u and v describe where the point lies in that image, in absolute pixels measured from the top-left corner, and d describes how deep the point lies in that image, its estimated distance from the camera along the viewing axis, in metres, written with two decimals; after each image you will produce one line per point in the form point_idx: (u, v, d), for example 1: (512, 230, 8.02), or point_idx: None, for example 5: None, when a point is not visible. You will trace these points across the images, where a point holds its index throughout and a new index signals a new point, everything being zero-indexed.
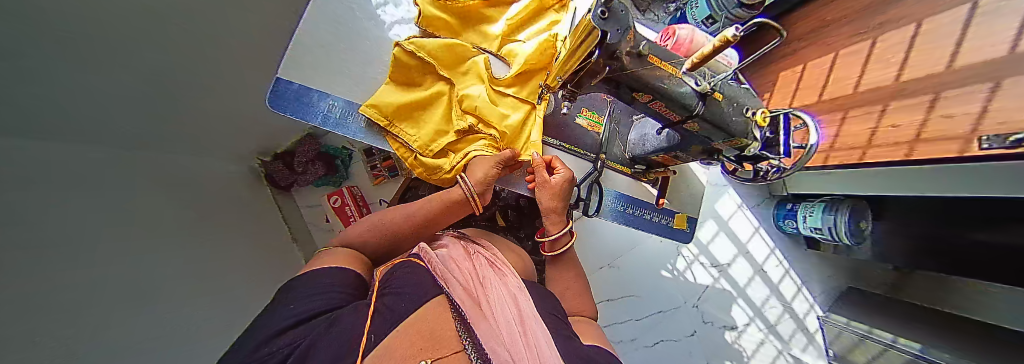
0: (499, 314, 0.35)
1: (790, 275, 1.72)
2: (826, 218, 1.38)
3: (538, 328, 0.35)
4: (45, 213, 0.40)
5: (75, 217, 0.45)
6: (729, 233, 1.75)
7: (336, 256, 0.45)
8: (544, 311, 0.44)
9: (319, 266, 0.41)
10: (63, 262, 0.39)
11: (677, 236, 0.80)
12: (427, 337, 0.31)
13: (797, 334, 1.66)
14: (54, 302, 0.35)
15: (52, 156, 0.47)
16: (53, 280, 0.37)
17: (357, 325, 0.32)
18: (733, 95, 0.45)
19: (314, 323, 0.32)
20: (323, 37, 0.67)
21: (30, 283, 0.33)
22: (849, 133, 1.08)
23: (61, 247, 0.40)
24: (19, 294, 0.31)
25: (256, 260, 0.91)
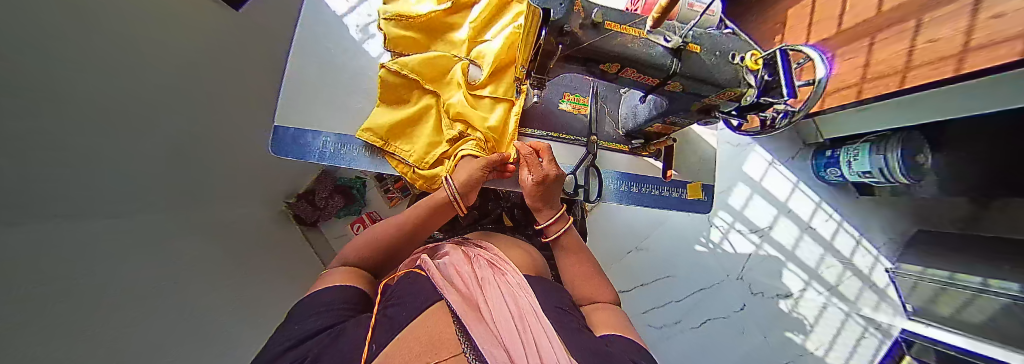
0: (497, 314, 0.34)
1: (844, 227, 1.56)
2: (875, 159, 1.24)
3: (540, 323, 0.34)
4: (88, 244, 0.46)
5: (125, 259, 0.50)
6: (764, 194, 1.61)
7: (336, 274, 0.42)
8: (549, 305, 0.43)
9: (321, 286, 0.39)
10: (96, 287, 0.43)
11: (695, 208, 0.74)
12: (425, 341, 0.29)
13: (865, 292, 1.47)
14: (81, 315, 0.39)
15: (119, 214, 0.54)
16: (88, 307, 0.40)
17: (359, 337, 0.31)
18: (714, 43, 0.41)
19: (318, 339, 0.30)
20: (311, 74, 0.72)
21: (60, 307, 0.36)
22: (880, 60, 0.98)
23: (97, 274, 0.44)
24: (55, 324, 0.34)
25: (288, 283, 0.96)
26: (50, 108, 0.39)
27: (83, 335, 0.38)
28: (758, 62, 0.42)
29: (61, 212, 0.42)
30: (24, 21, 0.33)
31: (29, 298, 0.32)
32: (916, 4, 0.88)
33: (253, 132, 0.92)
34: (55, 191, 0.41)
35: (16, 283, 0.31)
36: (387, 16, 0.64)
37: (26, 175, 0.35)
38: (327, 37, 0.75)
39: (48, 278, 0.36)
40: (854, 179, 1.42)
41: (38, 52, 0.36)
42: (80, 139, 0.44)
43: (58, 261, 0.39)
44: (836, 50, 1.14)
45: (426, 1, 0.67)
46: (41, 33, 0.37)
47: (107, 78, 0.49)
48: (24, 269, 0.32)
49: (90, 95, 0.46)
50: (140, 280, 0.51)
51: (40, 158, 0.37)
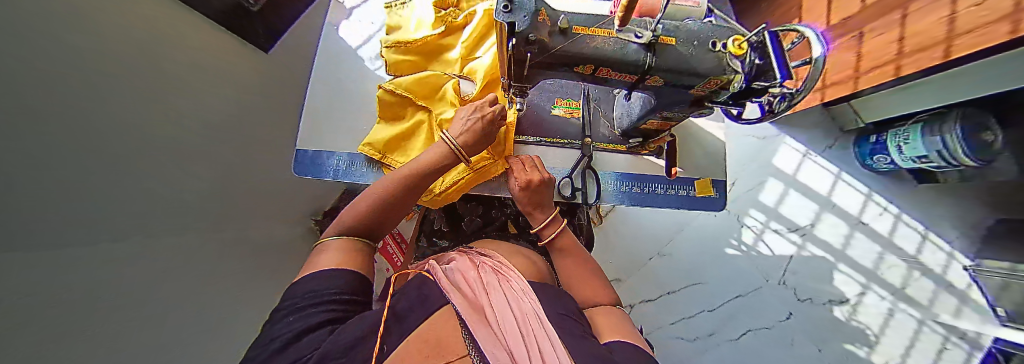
0: (501, 317, 0.35)
1: (903, 220, 1.40)
2: (930, 141, 1.11)
3: (541, 327, 0.34)
4: (111, 267, 0.51)
5: (139, 282, 0.54)
6: (801, 188, 1.47)
7: (328, 251, 0.42)
8: (552, 311, 0.41)
9: (322, 267, 0.39)
10: (103, 310, 0.47)
11: (705, 205, 0.70)
12: (431, 346, 0.31)
13: (940, 295, 1.30)
14: (82, 334, 0.42)
15: (150, 236, 0.61)
16: (86, 330, 0.43)
17: (366, 339, 0.32)
18: (689, 33, 0.41)
19: (319, 333, 0.30)
20: (324, 101, 0.80)
21: (61, 330, 0.39)
22: (916, 32, 0.90)
23: (106, 297, 0.48)
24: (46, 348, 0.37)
25: None
26: (65, 150, 0.44)
27: (80, 355, 0.41)
28: (742, 46, 0.40)
29: (74, 240, 0.47)
30: (33, 79, 0.39)
31: (25, 322, 0.35)
32: None
33: (271, 157, 1.01)
34: (70, 220, 0.46)
35: (12, 309, 0.34)
36: (388, 44, 0.70)
37: (33, 210, 0.40)
38: (338, 68, 0.83)
39: (53, 301, 0.40)
40: (907, 164, 1.27)
41: (53, 103, 0.42)
42: (101, 174, 0.51)
43: (66, 284, 0.43)
44: (863, 27, 1.06)
45: (422, 26, 0.72)
46: (56, 88, 0.43)
47: (129, 121, 0.56)
48: (24, 296, 0.36)
49: (111, 136, 0.53)
50: (155, 299, 0.56)
51: (50, 195, 0.42)
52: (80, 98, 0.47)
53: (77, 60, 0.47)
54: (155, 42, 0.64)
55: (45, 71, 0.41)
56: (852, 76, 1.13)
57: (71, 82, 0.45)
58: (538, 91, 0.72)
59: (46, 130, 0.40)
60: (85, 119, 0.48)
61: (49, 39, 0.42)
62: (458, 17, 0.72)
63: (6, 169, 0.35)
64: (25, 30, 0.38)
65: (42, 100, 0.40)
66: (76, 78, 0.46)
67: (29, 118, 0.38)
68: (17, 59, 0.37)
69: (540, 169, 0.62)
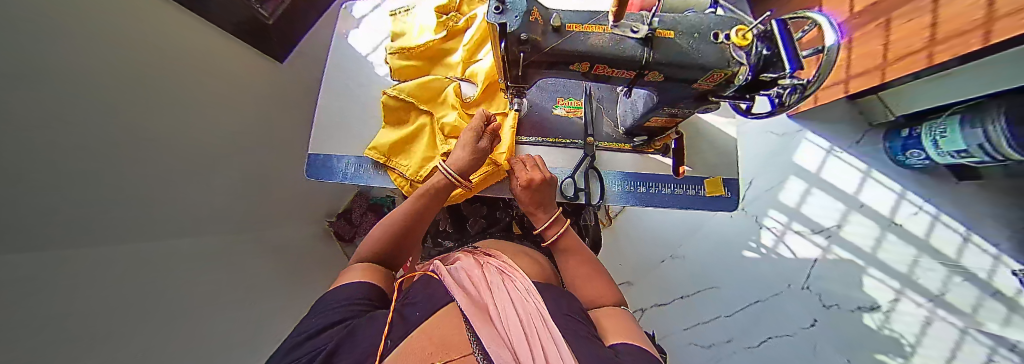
0: (505, 314, 0.35)
1: (941, 220, 1.30)
2: (970, 135, 1.03)
3: (547, 330, 0.33)
4: (142, 257, 0.55)
5: (165, 272, 0.58)
6: (826, 187, 1.38)
7: (353, 271, 0.46)
8: (556, 311, 0.41)
9: (347, 280, 0.43)
10: (139, 294, 0.50)
11: (716, 205, 0.67)
12: (437, 343, 0.32)
13: (987, 302, 1.18)
14: (130, 319, 0.47)
15: (169, 232, 0.64)
16: (122, 310, 0.47)
17: (370, 336, 0.33)
18: (691, 24, 0.40)
19: (331, 333, 0.33)
20: (333, 106, 0.82)
21: (90, 314, 0.42)
22: (950, 16, 0.84)
23: (141, 283, 0.52)
24: (79, 331, 0.39)
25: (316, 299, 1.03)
26: (109, 157, 0.49)
27: (127, 337, 0.45)
28: (746, 36, 0.38)
29: (123, 235, 0.53)
30: (72, 79, 0.42)
31: (71, 309, 0.39)
32: None
33: (285, 160, 1.05)
34: (110, 220, 0.50)
35: (54, 297, 0.38)
36: (392, 50, 0.72)
37: (75, 210, 0.44)
38: (347, 73, 0.86)
39: (100, 290, 0.45)
40: (946, 160, 1.18)
41: (104, 120, 0.48)
42: (139, 177, 0.56)
43: (114, 275, 0.48)
44: (888, 16, 1.01)
45: (425, 32, 0.74)
46: (98, 88, 0.47)
47: (165, 133, 0.62)
48: (66, 285, 0.40)
49: (143, 135, 0.57)
50: (181, 290, 0.60)
51: (84, 188, 0.45)
52: (129, 115, 0.54)
53: (127, 83, 0.53)
54: (186, 50, 0.70)
55: (90, 85, 0.46)
56: (881, 66, 1.06)
57: (115, 100, 0.50)
58: (541, 91, 0.72)
59: (80, 126, 0.43)
60: (132, 136, 0.54)
61: (94, 58, 0.47)
62: (460, 22, 0.73)
63: (47, 161, 0.38)
64: (73, 51, 0.43)
65: (83, 106, 0.44)
66: (128, 101, 0.53)
67: (75, 129, 0.43)
68: (66, 80, 0.41)
69: (542, 168, 0.61)
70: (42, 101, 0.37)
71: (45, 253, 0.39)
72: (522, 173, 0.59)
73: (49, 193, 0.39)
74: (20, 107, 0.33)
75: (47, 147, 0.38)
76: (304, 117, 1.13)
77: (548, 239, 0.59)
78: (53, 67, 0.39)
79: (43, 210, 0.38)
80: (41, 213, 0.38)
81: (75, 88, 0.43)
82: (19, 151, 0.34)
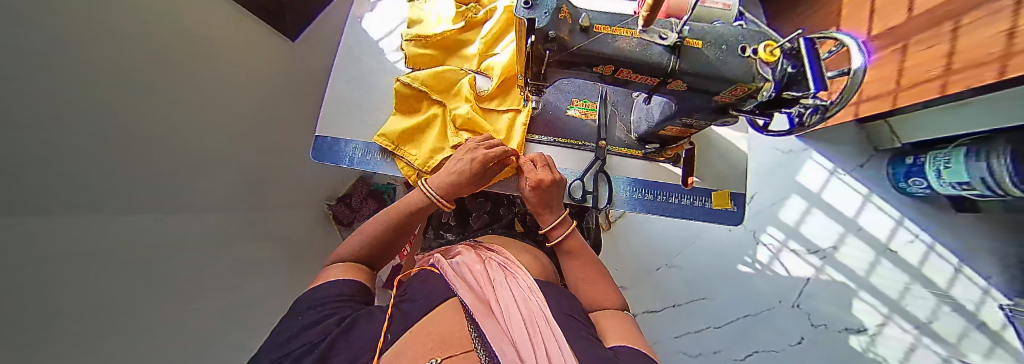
0: (507, 311, 0.35)
1: (935, 250, 1.32)
2: (974, 167, 1.04)
3: (551, 330, 0.33)
4: (142, 228, 0.54)
5: (163, 246, 0.57)
6: (825, 208, 1.39)
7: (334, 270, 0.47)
8: (559, 311, 0.41)
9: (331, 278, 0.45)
10: (133, 267, 0.50)
11: (721, 219, 0.67)
12: (438, 338, 0.33)
13: (970, 333, 1.19)
14: (121, 291, 0.47)
15: (175, 206, 0.64)
16: (114, 283, 0.46)
17: (365, 335, 0.35)
18: (720, 35, 0.39)
19: (321, 328, 0.35)
20: (344, 90, 0.81)
21: (82, 285, 0.41)
22: (970, 46, 0.84)
23: (138, 255, 0.51)
24: (67, 302, 0.38)
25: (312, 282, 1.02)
26: (117, 123, 0.49)
27: (115, 311, 0.45)
28: (774, 53, 0.38)
29: (132, 203, 0.53)
30: (72, 38, 0.41)
31: (64, 279, 0.38)
32: None
33: (291, 139, 1.04)
34: (122, 187, 0.50)
35: (54, 263, 0.37)
36: (408, 37, 0.71)
37: (80, 176, 0.43)
38: (361, 56, 0.84)
39: (100, 257, 0.44)
40: (947, 190, 1.19)
41: (110, 85, 0.47)
42: (148, 148, 0.56)
43: (115, 244, 0.47)
44: (908, 40, 1.00)
45: (443, 21, 0.73)
46: (101, 50, 0.45)
47: (169, 104, 0.61)
48: (66, 253, 0.39)
49: (147, 105, 0.55)
50: (176, 265, 0.59)
51: (94, 156, 0.45)
52: (136, 85, 0.53)
53: (132, 50, 0.52)
54: (191, 18, 0.68)
55: (91, 46, 0.44)
56: (894, 91, 1.06)
57: (121, 67, 0.49)
58: (556, 91, 0.71)
59: (83, 90, 0.42)
60: (140, 106, 0.54)
61: (97, 19, 0.45)
62: (479, 13, 0.72)
63: (50, 125, 0.37)
64: (74, 9, 0.41)
65: (84, 69, 0.42)
66: (133, 70, 0.52)
67: (82, 94, 0.42)
68: (71, 42, 0.40)
69: (552, 169, 0.61)
70: (45, 65, 0.36)
71: (56, 217, 0.39)
72: (530, 174, 0.59)
73: (54, 158, 0.38)
74: (24, 69, 0.32)
75: (53, 112, 0.37)
76: (313, 97, 1.12)
77: (553, 240, 0.59)
78: (53, 26, 0.38)
79: (51, 175, 0.38)
80: (49, 178, 0.38)
81: (80, 51, 0.42)
82: (21, 113, 0.33)
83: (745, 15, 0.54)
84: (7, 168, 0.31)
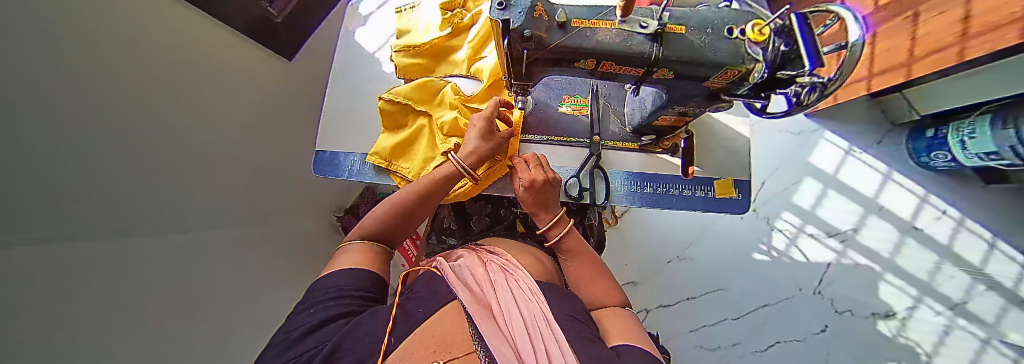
0: (509, 313, 0.35)
1: (966, 226, 1.24)
2: (1001, 136, 0.98)
3: (551, 329, 0.34)
4: (155, 250, 0.56)
5: (176, 266, 0.59)
6: (842, 189, 1.33)
7: (349, 253, 0.48)
8: (560, 312, 0.40)
9: (343, 266, 0.45)
10: (149, 288, 0.51)
11: (726, 208, 0.65)
12: (439, 341, 0.34)
13: (1011, 313, 1.13)
14: (142, 309, 0.49)
15: (185, 227, 0.66)
16: (131, 303, 0.47)
17: (373, 332, 0.36)
18: (704, 20, 0.38)
19: (334, 326, 0.36)
20: (340, 104, 0.83)
21: (99, 306, 0.42)
22: (985, 8, 0.79)
23: (154, 276, 0.53)
24: (85, 324, 0.40)
25: None
26: (128, 150, 0.52)
27: (143, 326, 0.48)
28: (763, 31, 0.37)
29: (151, 225, 0.57)
30: (85, 74, 0.43)
31: (82, 301, 0.40)
32: None
33: (294, 156, 1.06)
34: (131, 213, 0.53)
35: (80, 285, 0.40)
36: (397, 48, 0.72)
37: (86, 204, 0.44)
38: (354, 70, 0.86)
39: (125, 275, 0.48)
40: (975, 163, 1.12)
41: (121, 116, 0.50)
42: (160, 172, 0.59)
43: (128, 268, 0.49)
44: (916, 9, 0.95)
45: (430, 29, 0.74)
46: (107, 84, 0.47)
47: (173, 129, 0.63)
48: (80, 277, 0.41)
49: (154, 131, 0.57)
50: (191, 285, 0.61)
51: (100, 183, 0.46)
52: (151, 113, 0.57)
53: (149, 78, 0.57)
54: (193, 45, 0.69)
55: (100, 80, 0.46)
56: (906, 61, 1.02)
57: (131, 97, 0.52)
58: (546, 88, 0.71)
59: (90, 120, 0.44)
60: (153, 131, 0.57)
61: (106, 54, 0.48)
62: (465, 18, 0.72)
63: (59, 155, 0.39)
64: (84, 46, 0.43)
65: (93, 100, 0.44)
66: (142, 99, 0.55)
67: (97, 123, 0.45)
68: (87, 81, 0.44)
69: (546, 168, 0.60)
70: (61, 99, 0.39)
71: (73, 244, 0.42)
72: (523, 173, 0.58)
73: (61, 188, 0.40)
74: (36, 104, 0.35)
75: (68, 142, 0.40)
76: (312, 113, 1.14)
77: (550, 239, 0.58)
78: (66, 63, 0.40)
79: (59, 204, 0.39)
80: (63, 208, 0.40)
81: (94, 83, 0.45)
82: (31, 143, 0.34)
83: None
84: (12, 198, 0.32)
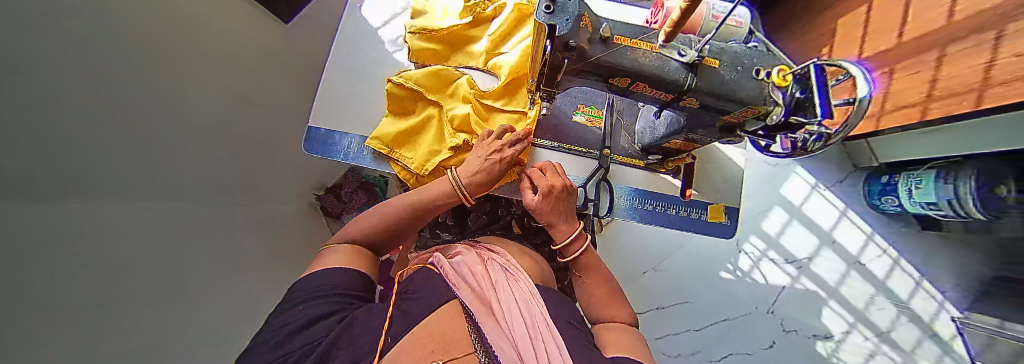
0: (509, 314, 0.35)
1: (901, 265, 1.41)
2: (943, 188, 1.11)
3: (551, 332, 0.34)
4: (116, 222, 0.50)
5: (141, 241, 0.53)
6: (804, 221, 1.46)
7: (335, 253, 0.46)
8: (559, 318, 0.41)
9: (331, 265, 0.43)
10: (111, 265, 0.46)
11: (716, 231, 0.69)
12: (438, 340, 0.33)
13: (925, 342, 1.31)
14: (102, 287, 0.44)
15: (152, 198, 0.59)
16: (90, 281, 0.42)
17: (373, 333, 0.35)
18: (736, 57, 0.39)
19: (328, 322, 0.35)
20: (341, 79, 0.78)
21: (59, 284, 0.38)
22: (948, 75, 0.86)
23: (114, 252, 0.48)
24: (45, 303, 0.35)
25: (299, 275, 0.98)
26: (91, 116, 0.46)
27: (106, 307, 0.44)
28: (786, 79, 0.38)
29: (112, 202, 0.51)
30: (47, 18, 0.37)
31: (42, 278, 0.36)
32: (994, 13, 0.74)
33: (281, 128, 0.99)
34: (89, 180, 0.47)
35: (34, 266, 0.35)
36: (412, 30, 0.68)
37: (43, 168, 0.39)
38: (360, 45, 0.81)
39: (95, 258, 0.44)
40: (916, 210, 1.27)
41: (84, 74, 0.44)
42: (124, 136, 0.52)
43: (86, 242, 0.44)
44: (895, 64, 1.03)
45: (449, 14, 0.70)
46: (69, 30, 0.41)
47: (140, 87, 0.55)
48: (39, 252, 0.36)
49: (120, 90, 0.51)
50: (162, 261, 0.56)
51: (60, 146, 0.41)
52: (115, 84, 0.50)
53: (115, 50, 0.49)
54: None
55: (63, 27, 0.39)
56: (878, 113, 1.11)
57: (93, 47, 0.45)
58: (563, 95, 0.71)
59: (52, 71, 0.38)
60: (117, 88, 0.50)
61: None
62: (488, 9, 0.70)
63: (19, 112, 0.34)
64: None
65: (54, 49, 0.38)
66: (107, 48, 0.48)
67: (58, 77, 0.39)
68: (53, 31, 0.38)
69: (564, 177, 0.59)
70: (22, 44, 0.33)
71: (29, 213, 0.37)
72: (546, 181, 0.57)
73: (18, 150, 0.35)
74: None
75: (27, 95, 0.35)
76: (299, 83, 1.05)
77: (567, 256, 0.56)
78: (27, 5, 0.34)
79: (15, 167, 0.34)
80: (20, 171, 0.35)
81: (54, 28, 0.38)
82: None
83: (744, 15, 0.54)
84: None
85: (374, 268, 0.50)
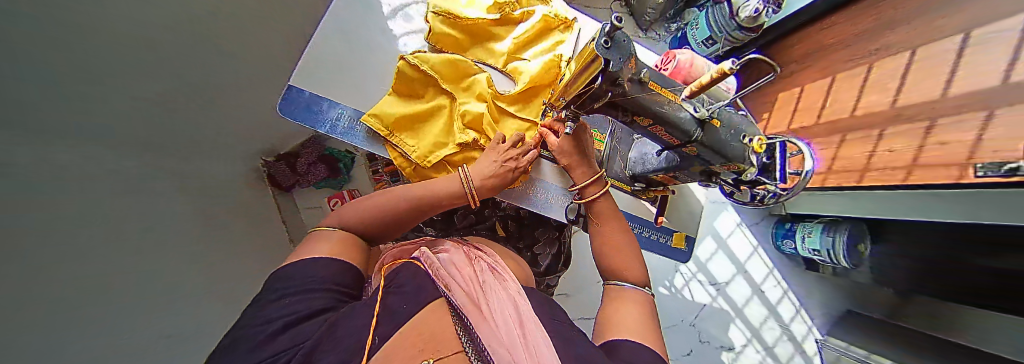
0: (498, 314, 0.36)
1: (789, 295, 1.77)
2: (826, 240, 1.44)
3: (541, 333, 0.35)
4: None
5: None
6: (728, 252, 1.75)
7: (326, 241, 0.42)
8: (545, 319, 0.43)
9: (323, 255, 0.40)
10: None
11: (676, 255, 0.80)
12: (427, 337, 0.31)
13: (795, 356, 1.68)
14: None
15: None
16: None
17: (360, 328, 0.31)
18: (732, 121, 0.47)
19: (319, 322, 0.32)
20: (338, 42, 0.70)
21: None
22: (844, 155, 1.10)
23: None
24: None
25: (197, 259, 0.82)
26: None
27: None
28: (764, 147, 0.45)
29: None
30: None
31: None
32: (885, 115, 0.96)
33: None
34: None
35: None
36: (436, 11, 0.66)
37: None
38: (367, 9, 0.74)
39: None
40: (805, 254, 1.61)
41: None
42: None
43: None
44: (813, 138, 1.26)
45: (477, 6, 0.69)
46: None
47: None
48: None
49: None
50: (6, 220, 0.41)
51: None
52: None
53: None
54: None
55: None
56: None
57: None
58: None
59: None
60: None
61: None
62: (516, 12, 0.71)
63: None
64: None
65: None
66: None
67: None
68: None
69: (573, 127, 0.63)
70: None
71: None
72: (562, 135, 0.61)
73: None
74: None
75: None
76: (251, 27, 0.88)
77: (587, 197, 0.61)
78: None
79: None
80: None
81: None
82: None
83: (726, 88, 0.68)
84: None
85: (365, 259, 0.47)
